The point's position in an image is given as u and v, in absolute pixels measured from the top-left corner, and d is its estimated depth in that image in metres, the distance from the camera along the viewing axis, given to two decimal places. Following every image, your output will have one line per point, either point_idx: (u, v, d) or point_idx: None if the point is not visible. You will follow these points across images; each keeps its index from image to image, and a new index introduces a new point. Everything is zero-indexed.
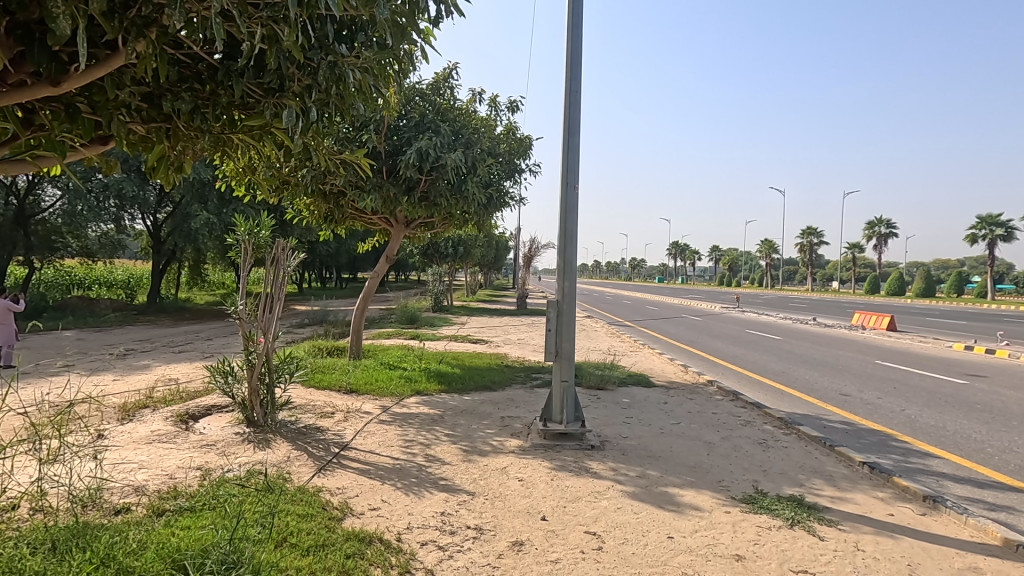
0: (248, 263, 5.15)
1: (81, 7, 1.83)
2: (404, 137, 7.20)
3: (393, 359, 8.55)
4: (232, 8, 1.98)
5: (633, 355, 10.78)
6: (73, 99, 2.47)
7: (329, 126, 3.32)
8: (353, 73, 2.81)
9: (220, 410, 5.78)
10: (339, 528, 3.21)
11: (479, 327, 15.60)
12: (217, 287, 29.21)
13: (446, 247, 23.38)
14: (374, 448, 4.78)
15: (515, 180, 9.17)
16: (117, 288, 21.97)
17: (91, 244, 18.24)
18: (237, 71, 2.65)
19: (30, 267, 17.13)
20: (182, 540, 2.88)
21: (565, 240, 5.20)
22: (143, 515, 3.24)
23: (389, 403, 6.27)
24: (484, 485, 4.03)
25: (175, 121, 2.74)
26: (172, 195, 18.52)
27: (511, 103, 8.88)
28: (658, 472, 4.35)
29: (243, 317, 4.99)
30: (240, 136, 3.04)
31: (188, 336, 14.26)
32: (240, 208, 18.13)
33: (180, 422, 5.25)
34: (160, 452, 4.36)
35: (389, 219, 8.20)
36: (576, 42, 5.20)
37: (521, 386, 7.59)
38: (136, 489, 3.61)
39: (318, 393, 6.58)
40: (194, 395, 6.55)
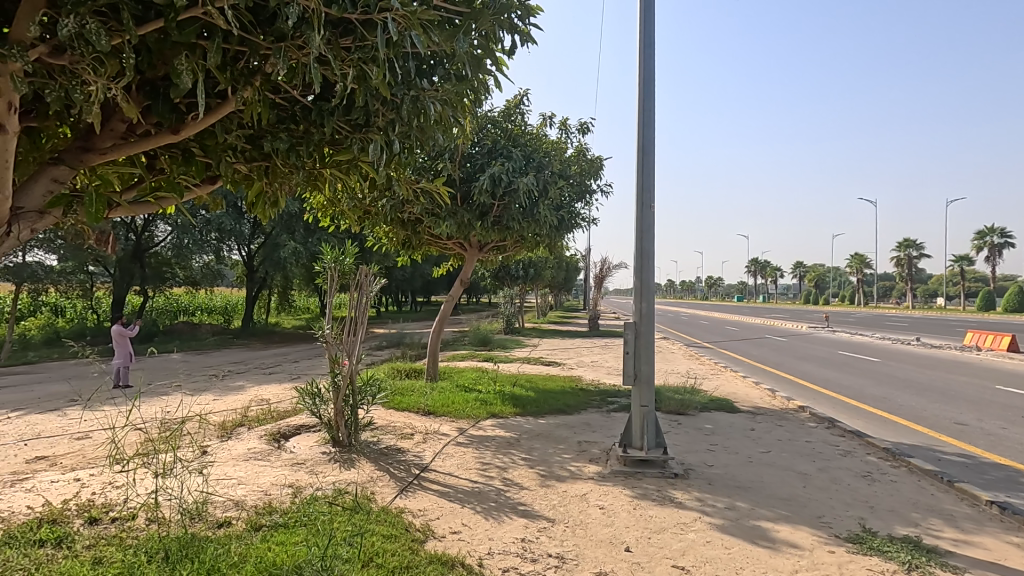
0: (335, 289, 5.46)
1: (200, 62, 1.97)
2: (477, 164, 7.42)
3: (468, 382, 8.65)
4: (328, 53, 2.07)
5: (715, 379, 10.27)
6: (188, 145, 2.75)
7: (410, 157, 3.48)
8: (435, 105, 2.92)
9: (308, 430, 6.07)
10: (422, 550, 3.25)
11: (551, 349, 15.49)
12: (303, 311, 30.99)
13: (517, 269, 23.41)
14: (453, 470, 4.83)
15: (586, 201, 9.12)
16: (216, 313, 24.03)
17: (196, 274, 19.59)
18: (329, 110, 2.81)
19: (144, 296, 19.04)
20: (277, 555, 3.02)
21: (641, 260, 5.09)
22: (242, 529, 3.44)
23: (465, 425, 6.34)
24: (564, 512, 3.94)
25: (273, 160, 2.97)
26: (264, 227, 19.97)
27: (582, 125, 8.88)
28: (749, 505, 4.08)
29: (330, 341, 5.28)
30: (330, 170, 3.23)
31: (277, 358, 15.19)
32: (325, 236, 19.18)
33: (273, 440, 5.58)
34: (256, 469, 4.63)
35: (463, 244, 8.42)
36: (649, 60, 5.16)
37: (597, 409, 7.44)
38: (236, 504, 3.85)
39: (398, 415, 6.74)
40: (283, 414, 6.92)
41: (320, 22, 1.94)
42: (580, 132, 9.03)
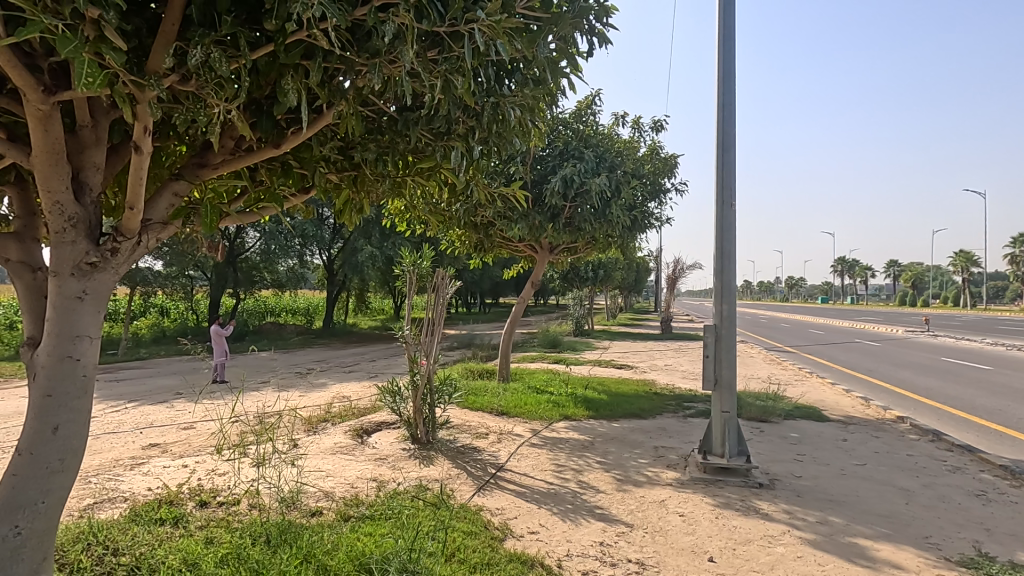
0: (413, 291, 5.67)
1: (303, 80, 2.10)
2: (549, 166, 7.45)
3: (540, 383, 8.68)
4: (418, 64, 2.14)
5: (800, 385, 9.71)
6: (286, 159, 2.96)
7: (488, 163, 3.54)
8: (515, 110, 2.96)
9: (389, 426, 6.33)
10: (501, 548, 3.31)
11: (622, 352, 15.22)
12: (378, 313, 32.29)
13: (586, 271, 23.17)
14: (529, 471, 4.87)
15: (660, 201, 8.91)
16: (300, 314, 25.52)
17: (282, 277, 20.74)
18: (414, 120, 2.93)
19: (237, 298, 20.54)
20: (366, 545, 3.17)
21: (722, 260, 4.91)
22: (333, 519, 3.65)
23: (539, 427, 6.37)
24: (643, 517, 3.88)
25: (362, 169, 3.12)
26: (343, 232, 21.00)
27: (655, 123, 8.69)
28: (843, 520, 3.83)
29: (409, 341, 5.49)
30: (413, 177, 3.36)
31: (356, 357, 15.92)
32: (399, 240, 19.89)
33: (357, 435, 5.86)
34: (343, 463, 4.89)
35: (535, 246, 8.48)
36: (729, 54, 4.98)
37: (672, 414, 7.25)
38: (326, 495, 4.09)
39: (472, 415, 6.88)
40: (363, 411, 7.25)
41: (413, 36, 2.01)
42: (654, 130, 8.84)
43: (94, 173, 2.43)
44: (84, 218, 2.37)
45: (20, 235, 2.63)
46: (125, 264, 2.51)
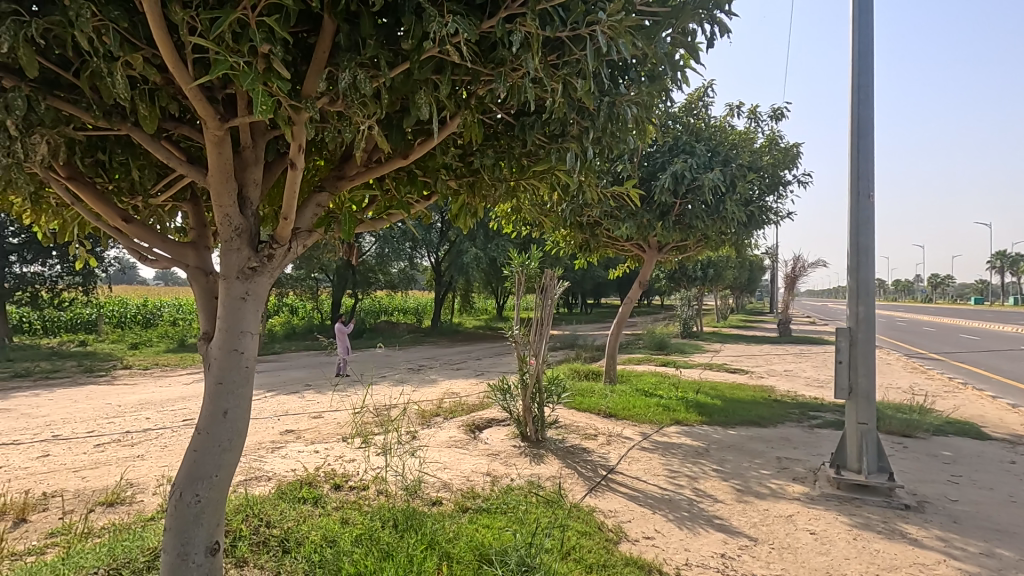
0: (522, 291, 5.77)
1: (434, 94, 2.22)
2: (658, 162, 7.25)
3: (647, 386, 8.46)
4: (541, 70, 2.20)
5: (950, 397, 8.58)
6: (411, 168, 3.14)
7: (602, 163, 3.53)
8: (631, 109, 2.93)
9: (499, 423, 6.50)
10: (617, 551, 3.28)
11: (735, 356, 14.37)
12: (482, 312, 33.24)
13: (695, 270, 22.18)
14: (641, 475, 4.77)
15: (780, 194, 8.31)
16: (410, 313, 26.97)
17: (394, 278, 22.10)
18: (530, 124, 2.99)
19: (355, 298, 22.15)
20: (484, 537, 3.29)
21: (857, 257, 4.48)
22: (452, 509, 3.83)
23: (649, 430, 6.21)
24: (768, 532, 3.64)
25: (480, 175, 3.23)
26: (450, 235, 21.86)
27: (774, 111, 8.13)
28: (1014, 554, 3.34)
29: (518, 341, 5.61)
30: (527, 181, 3.42)
31: (463, 355, 16.53)
32: (503, 242, 20.32)
33: (469, 430, 6.09)
34: (458, 456, 5.11)
35: (642, 245, 8.29)
36: (865, 32, 4.54)
37: (796, 423, 6.73)
38: (445, 486, 4.30)
39: (580, 415, 6.87)
40: (473, 407, 7.52)
41: (538, 44, 2.08)
42: (773, 119, 8.27)
43: (254, 188, 2.76)
44: (246, 228, 2.70)
45: (196, 244, 3.06)
46: (279, 268, 2.82)
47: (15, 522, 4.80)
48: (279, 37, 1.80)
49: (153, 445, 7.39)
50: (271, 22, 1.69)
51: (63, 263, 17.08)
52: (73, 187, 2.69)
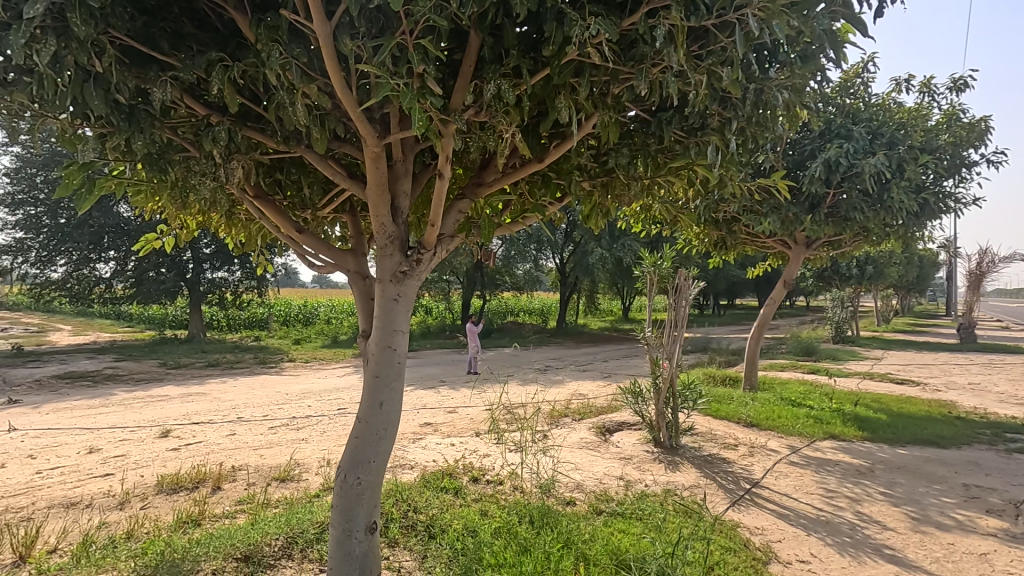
0: (655, 292, 5.60)
1: (573, 97, 2.24)
2: (807, 150, 6.61)
3: (795, 395, 7.75)
4: (684, 63, 2.12)
5: None
6: (545, 172, 3.20)
7: (746, 156, 3.30)
8: (782, 93, 2.71)
9: (630, 427, 6.37)
10: (766, 572, 3.04)
11: (902, 364, 12.61)
12: (607, 313, 32.79)
13: (849, 267, 19.84)
14: (791, 492, 4.38)
15: (962, 177, 7.14)
16: (536, 314, 27.39)
17: (520, 279, 22.63)
18: (667, 120, 2.88)
19: (484, 299, 23.03)
20: (621, 542, 3.24)
21: None
22: (586, 510, 3.83)
23: (798, 444, 5.68)
24: (956, 570, 3.15)
25: (614, 175, 3.19)
26: (575, 236, 21.85)
27: (954, 81, 7.01)
28: None
29: (651, 343, 5.45)
30: (664, 179, 3.30)
31: (589, 357, 16.41)
32: (629, 241, 19.86)
33: (600, 432, 6.05)
34: (590, 457, 5.09)
35: (788, 241, 7.62)
36: None
37: (987, 445, 5.74)
38: (578, 486, 4.31)
39: (717, 423, 6.48)
40: (601, 409, 7.45)
41: (682, 36, 2.01)
42: (952, 90, 7.13)
43: (404, 199, 2.99)
44: (398, 236, 2.94)
45: (355, 251, 3.38)
46: (427, 272, 3.03)
47: (213, 489, 5.69)
48: (432, 56, 1.94)
49: (315, 430, 8.33)
50: (427, 44, 1.83)
51: (243, 270, 19.92)
52: (259, 204, 3.11)
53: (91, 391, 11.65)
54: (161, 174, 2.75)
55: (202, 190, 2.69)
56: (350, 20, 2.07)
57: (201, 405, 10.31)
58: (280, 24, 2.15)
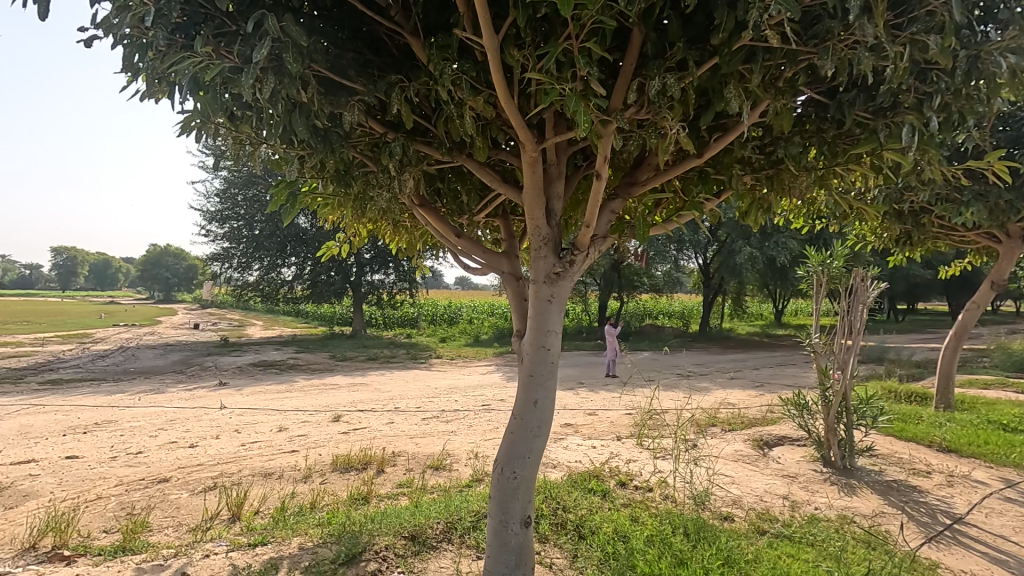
0: (824, 295, 5.04)
1: (744, 86, 2.11)
2: None
3: (1007, 418, 6.47)
4: (880, 35, 1.88)
5: None
6: (704, 167, 3.05)
7: (949, 136, 2.83)
8: (1005, 59, 2.28)
9: (792, 442, 5.80)
10: None
11: None
12: (756, 317, 30.28)
13: None
14: (1008, 533, 3.66)
15: None
16: (676, 317, 26.14)
17: (659, 280, 21.78)
18: (850, 101, 2.58)
19: (621, 301, 22.58)
20: (791, 567, 2.97)
21: None
22: (747, 529, 3.56)
23: (1016, 477, 4.73)
24: None
25: (783, 166, 2.93)
26: (720, 234, 20.47)
27: None
28: None
29: (820, 351, 4.92)
30: (842, 167, 2.96)
31: (738, 363, 15.28)
32: (784, 239, 18.11)
33: (757, 446, 5.60)
34: (748, 472, 4.73)
35: (997, 234, 6.39)
36: None
37: None
38: (736, 502, 4.03)
39: (903, 446, 5.64)
40: (756, 421, 6.88)
41: (881, 4, 1.79)
42: None
43: (557, 201, 3.05)
44: (552, 237, 3.00)
45: (508, 253, 3.51)
46: (579, 272, 3.05)
47: (377, 471, 6.29)
48: (596, 58, 1.95)
49: (462, 424, 8.82)
50: (594, 47, 1.85)
51: (397, 272, 21.70)
52: (423, 212, 3.36)
53: (278, 377, 13.55)
54: (346, 187, 3.10)
55: (379, 201, 2.98)
56: (515, 30, 2.16)
57: (365, 395, 11.47)
58: (451, 42, 2.31)
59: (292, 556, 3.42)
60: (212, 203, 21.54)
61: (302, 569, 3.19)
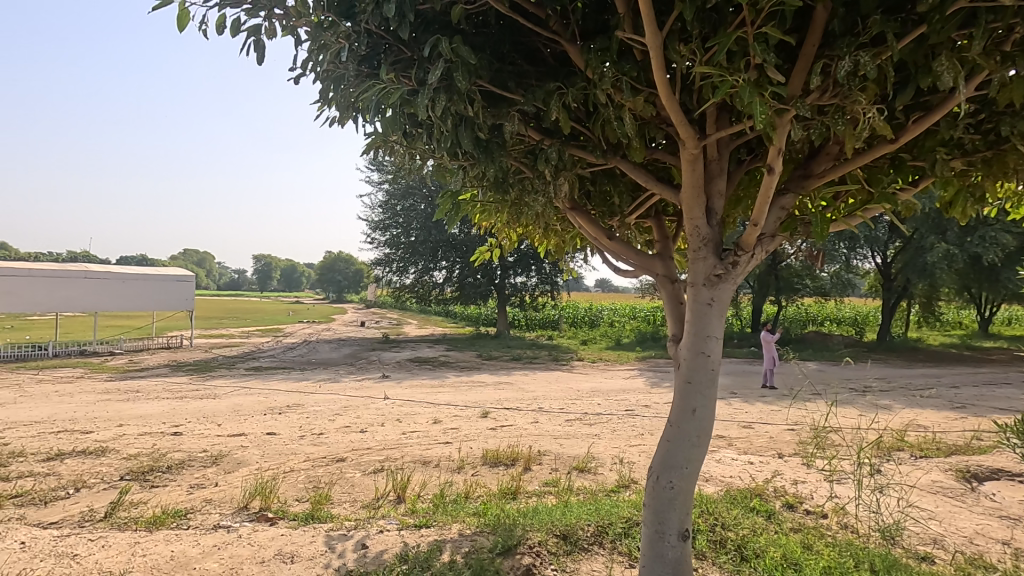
0: None
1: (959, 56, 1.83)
2: None
3: None
4: None
5: None
6: (898, 153, 2.70)
7: None
8: None
9: (1012, 477, 4.82)
10: None
11: None
12: (953, 326, 25.64)
13: None
14: None
15: None
16: (846, 324, 23.08)
17: (826, 283, 19.39)
18: None
19: (779, 305, 20.60)
20: None
21: None
22: (952, 574, 3.04)
23: None
24: None
25: (1005, 146, 2.46)
26: (904, 230, 17.65)
27: None
28: None
29: None
30: None
31: (929, 379, 13.08)
32: (993, 233, 15.09)
33: (962, 478, 4.74)
34: (950, 508, 4.04)
35: None
36: None
37: None
38: (935, 541, 3.47)
39: None
40: (958, 448, 5.83)
41: None
42: None
43: (718, 199, 2.88)
44: (712, 238, 2.83)
45: (662, 255, 3.39)
46: (743, 275, 2.84)
47: (524, 468, 6.48)
48: (773, 43, 1.83)
49: (605, 428, 8.73)
50: (772, 31, 1.73)
51: (539, 276, 22.34)
52: (575, 215, 3.35)
53: (432, 373, 14.60)
54: (503, 195, 3.23)
55: (535, 206, 3.06)
56: (679, 26, 2.10)
57: (510, 394, 11.87)
58: (610, 45, 2.31)
59: (453, 540, 3.67)
60: (376, 213, 23.93)
61: (463, 554, 3.39)
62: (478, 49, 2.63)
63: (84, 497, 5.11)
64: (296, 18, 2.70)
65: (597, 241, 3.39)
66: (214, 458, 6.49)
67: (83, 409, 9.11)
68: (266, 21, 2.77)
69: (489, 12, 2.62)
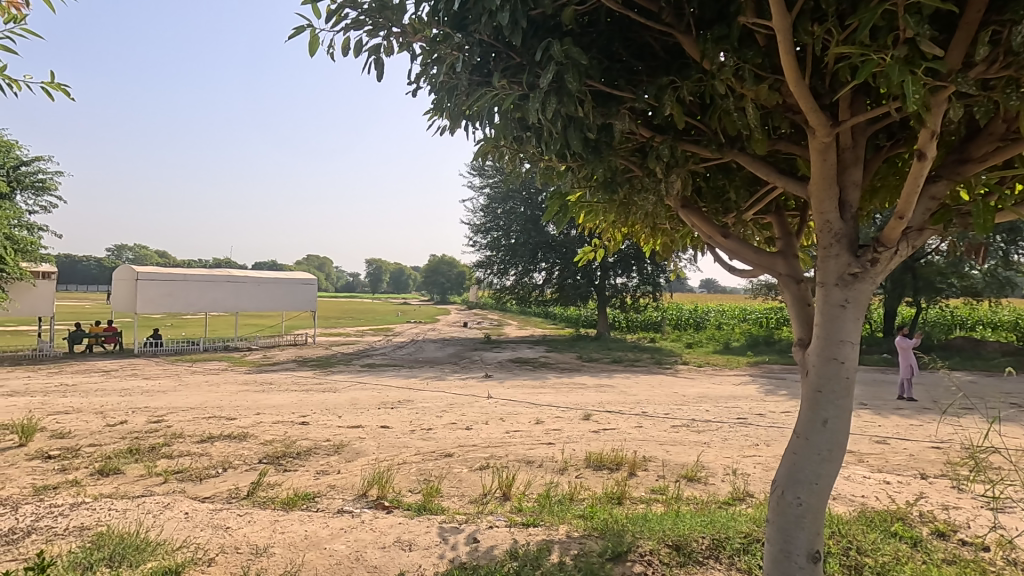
0: None
1: None
2: None
3: None
4: None
5: None
6: None
7: None
8: None
9: None
10: None
11: None
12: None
13: None
14: None
15: None
16: (1006, 330, 19.89)
17: (977, 283, 16.67)
18: None
19: (919, 307, 18.32)
20: None
21: None
22: None
23: None
24: None
25: None
26: None
27: None
28: None
29: None
30: None
31: None
32: None
33: None
34: None
35: None
36: None
37: None
38: None
39: None
40: None
41: None
42: None
43: (853, 190, 2.62)
44: (846, 233, 2.59)
45: (784, 253, 3.15)
46: (884, 274, 2.56)
47: (630, 473, 6.33)
48: (929, 14, 1.66)
49: (716, 436, 8.30)
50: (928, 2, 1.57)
51: (640, 276, 21.78)
52: (686, 214, 3.21)
53: (534, 374, 14.73)
54: (612, 194, 3.19)
55: (645, 205, 2.99)
56: (811, 4, 1.97)
57: (612, 396, 11.65)
58: (730, 32, 2.21)
59: (561, 542, 3.67)
60: (478, 217, 24.63)
61: (572, 556, 3.39)
62: (586, 49, 2.61)
63: (230, 476, 5.77)
64: (413, 34, 2.86)
65: (711, 240, 3.23)
66: (335, 448, 7.03)
67: (228, 397, 10.28)
68: (385, 40, 2.96)
69: (598, 10, 2.59)
